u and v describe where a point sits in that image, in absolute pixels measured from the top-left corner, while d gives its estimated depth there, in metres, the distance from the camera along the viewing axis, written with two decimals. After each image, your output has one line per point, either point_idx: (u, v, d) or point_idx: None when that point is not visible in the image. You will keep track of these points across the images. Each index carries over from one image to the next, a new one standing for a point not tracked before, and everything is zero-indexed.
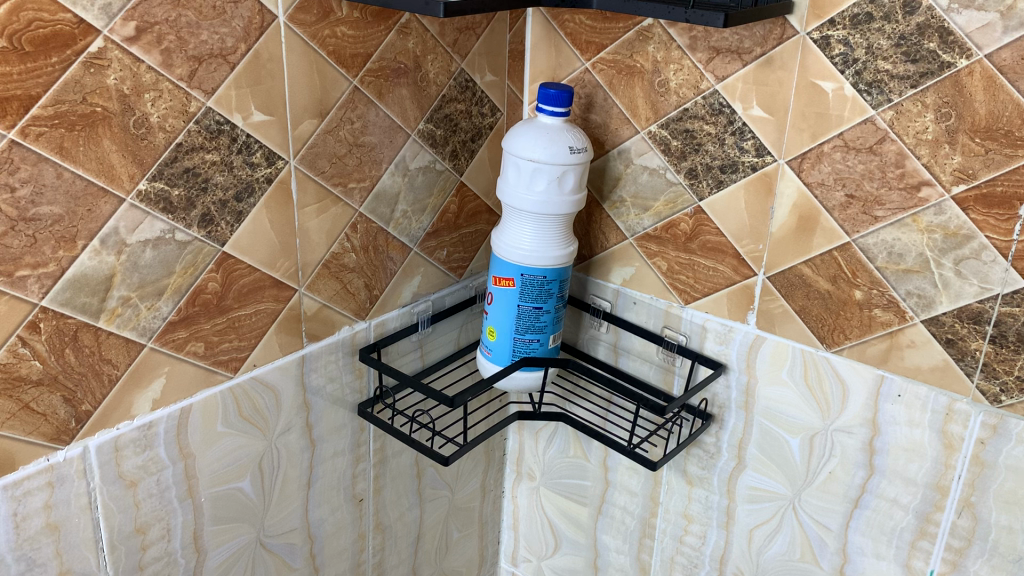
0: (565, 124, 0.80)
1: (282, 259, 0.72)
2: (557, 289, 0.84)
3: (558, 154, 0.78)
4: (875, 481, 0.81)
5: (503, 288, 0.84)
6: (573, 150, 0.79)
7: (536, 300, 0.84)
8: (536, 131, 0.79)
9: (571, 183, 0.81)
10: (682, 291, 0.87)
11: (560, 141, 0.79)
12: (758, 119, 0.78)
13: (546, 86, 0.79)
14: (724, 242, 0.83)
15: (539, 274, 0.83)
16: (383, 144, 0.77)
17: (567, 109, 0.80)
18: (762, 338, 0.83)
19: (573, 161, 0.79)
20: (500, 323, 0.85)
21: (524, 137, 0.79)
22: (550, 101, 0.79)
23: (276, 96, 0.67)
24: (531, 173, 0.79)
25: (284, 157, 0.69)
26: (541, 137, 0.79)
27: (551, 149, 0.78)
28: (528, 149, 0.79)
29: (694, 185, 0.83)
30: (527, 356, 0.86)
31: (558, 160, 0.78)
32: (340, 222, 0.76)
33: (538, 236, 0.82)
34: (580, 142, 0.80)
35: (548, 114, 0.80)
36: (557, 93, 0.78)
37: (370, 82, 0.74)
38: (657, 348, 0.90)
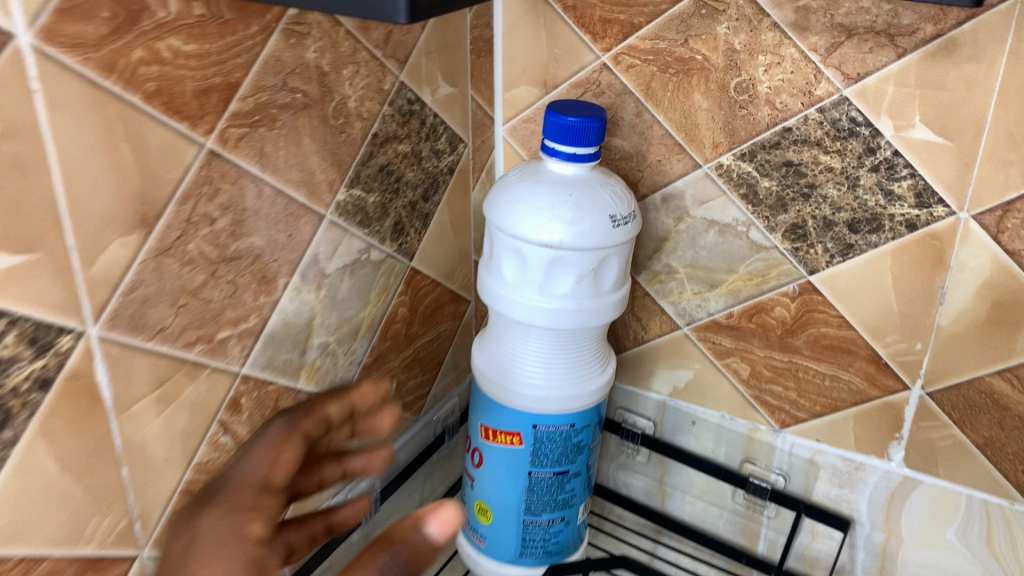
0: (594, 175, 0.46)
1: (99, 515, 0.36)
2: (589, 438, 0.51)
3: (594, 234, 0.44)
4: None
5: (503, 448, 0.50)
6: (619, 220, 0.45)
7: (558, 462, 0.50)
8: (548, 191, 0.45)
9: (609, 274, 0.47)
10: (775, 408, 0.56)
11: (593, 206, 0.44)
12: (923, 147, 0.46)
13: (557, 111, 0.45)
14: (851, 338, 0.51)
15: (562, 423, 0.49)
16: (278, 245, 0.41)
17: (597, 147, 0.45)
18: (913, 481, 0.53)
19: (615, 241, 0.45)
20: (499, 502, 0.52)
21: (527, 202, 0.45)
22: (568, 138, 0.44)
23: (35, 207, 0.30)
24: (548, 265, 0.45)
25: (76, 326, 0.33)
26: (561, 204, 0.44)
27: (582, 225, 0.44)
28: (540, 226, 0.44)
29: (799, 251, 0.51)
30: (544, 545, 0.52)
31: (594, 243, 0.44)
32: (207, 406, 0.40)
33: (557, 364, 0.48)
34: (622, 203, 0.46)
35: (563, 161, 0.45)
36: (581, 124, 0.44)
37: (240, 137, 0.38)
38: (733, 491, 0.59)
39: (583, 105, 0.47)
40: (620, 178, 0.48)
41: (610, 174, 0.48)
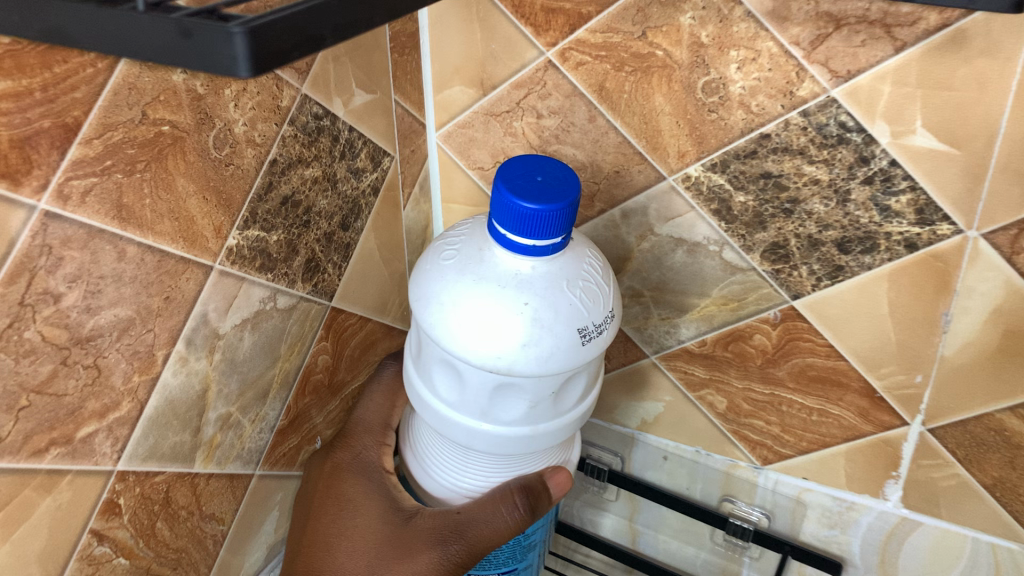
0: (558, 261, 0.36)
1: None
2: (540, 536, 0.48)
3: (556, 362, 0.35)
4: None
5: None
6: (589, 335, 0.36)
7: (504, 562, 0.47)
8: (496, 293, 0.35)
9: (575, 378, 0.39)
10: (755, 444, 0.50)
11: (555, 319, 0.35)
12: (927, 156, 0.38)
13: (510, 191, 0.35)
14: (843, 370, 0.45)
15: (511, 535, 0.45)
16: (154, 312, 0.34)
17: (564, 235, 0.35)
18: (914, 522, 0.47)
19: (583, 358, 0.36)
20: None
21: (467, 307, 0.36)
22: (526, 227, 0.35)
23: None
24: (497, 383, 0.37)
25: None
26: (513, 318, 0.35)
27: (539, 353, 0.35)
28: (484, 346, 0.35)
29: (780, 273, 0.44)
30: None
31: (555, 368, 0.36)
32: (72, 520, 0.33)
33: (510, 466, 0.43)
34: (595, 302, 0.37)
35: (514, 253, 0.36)
36: (541, 213, 0.34)
37: (83, 191, 0.30)
38: (712, 530, 0.53)
39: (550, 168, 0.37)
40: (595, 250, 0.39)
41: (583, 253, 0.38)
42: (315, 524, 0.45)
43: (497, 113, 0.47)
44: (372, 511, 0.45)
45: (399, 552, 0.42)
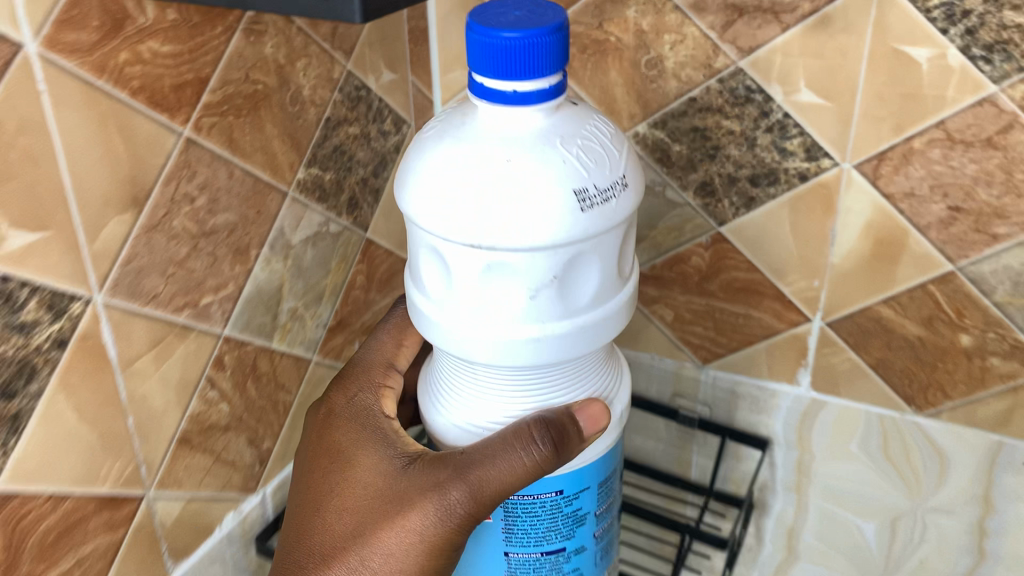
0: (562, 128, 0.41)
1: (108, 461, 0.41)
2: (588, 504, 0.47)
3: (560, 221, 0.38)
4: (987, 569, 0.61)
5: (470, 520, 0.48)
6: (586, 198, 0.39)
7: (551, 537, 0.46)
8: (496, 160, 0.39)
9: (582, 269, 0.42)
10: (698, 348, 0.63)
11: (552, 181, 0.38)
12: (809, 108, 0.53)
13: (492, 28, 0.38)
14: (759, 281, 0.59)
15: (545, 492, 0.45)
16: (249, 220, 0.47)
17: (551, 68, 0.39)
18: (821, 403, 0.61)
19: (585, 224, 0.39)
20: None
21: (474, 180, 0.39)
22: (511, 59, 0.38)
23: (46, 193, 0.36)
24: (493, 261, 0.40)
25: (83, 292, 0.38)
26: (515, 180, 0.38)
27: (538, 213, 0.38)
28: (487, 213, 0.38)
29: (709, 205, 0.58)
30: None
31: (555, 234, 0.38)
32: (197, 364, 0.45)
33: (526, 385, 0.44)
34: (600, 167, 0.40)
35: (516, 93, 0.39)
36: (523, 40, 0.38)
37: (211, 125, 0.43)
38: (668, 423, 0.66)
39: (533, 6, 0.41)
40: (595, 127, 0.42)
41: (586, 119, 0.42)
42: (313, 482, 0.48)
43: None
44: (368, 459, 0.47)
45: (402, 502, 0.44)
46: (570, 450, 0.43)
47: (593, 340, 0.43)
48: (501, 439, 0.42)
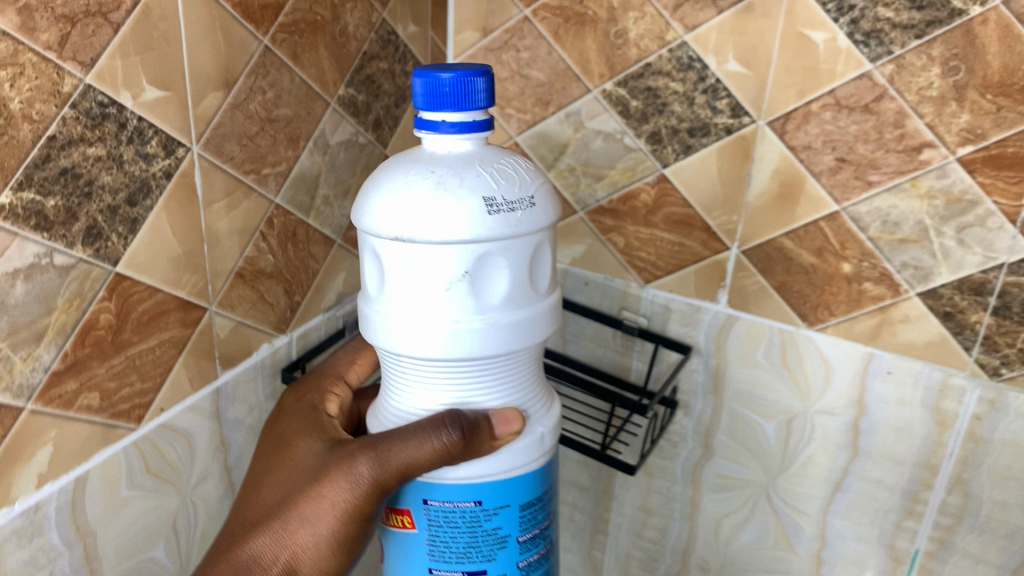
0: (482, 155, 0.50)
1: (188, 274, 0.56)
2: (511, 529, 0.54)
3: (469, 220, 0.46)
4: (859, 463, 0.76)
5: (405, 533, 0.55)
6: (491, 203, 0.47)
7: (473, 550, 0.53)
8: (421, 177, 0.48)
9: (493, 272, 0.50)
10: (642, 270, 0.78)
11: (464, 190, 0.47)
12: (735, 75, 0.68)
13: (435, 70, 0.49)
14: (692, 215, 0.74)
15: (464, 501, 0.53)
16: (301, 117, 0.63)
17: (483, 102, 0.50)
18: (735, 318, 0.76)
19: (490, 226, 0.47)
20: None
21: (401, 193, 0.48)
22: (448, 96, 0.49)
23: (173, 65, 0.51)
24: (416, 262, 0.49)
25: (185, 143, 0.54)
26: (432, 190, 0.47)
27: (449, 216, 0.46)
28: (409, 216, 0.47)
29: (656, 151, 0.73)
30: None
31: (463, 236, 0.47)
32: (254, 218, 0.61)
33: (447, 377, 0.52)
34: (511, 184, 0.49)
35: (452, 123, 0.49)
36: (456, 79, 0.48)
37: (282, 40, 0.59)
38: (614, 332, 0.81)
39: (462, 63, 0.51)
40: (515, 164, 0.51)
41: (507, 156, 0.51)
42: (265, 462, 0.60)
43: (493, 49, 0.77)
44: (305, 445, 0.59)
45: (326, 477, 0.54)
46: (477, 443, 0.51)
47: (508, 340, 0.51)
48: (421, 428, 0.51)
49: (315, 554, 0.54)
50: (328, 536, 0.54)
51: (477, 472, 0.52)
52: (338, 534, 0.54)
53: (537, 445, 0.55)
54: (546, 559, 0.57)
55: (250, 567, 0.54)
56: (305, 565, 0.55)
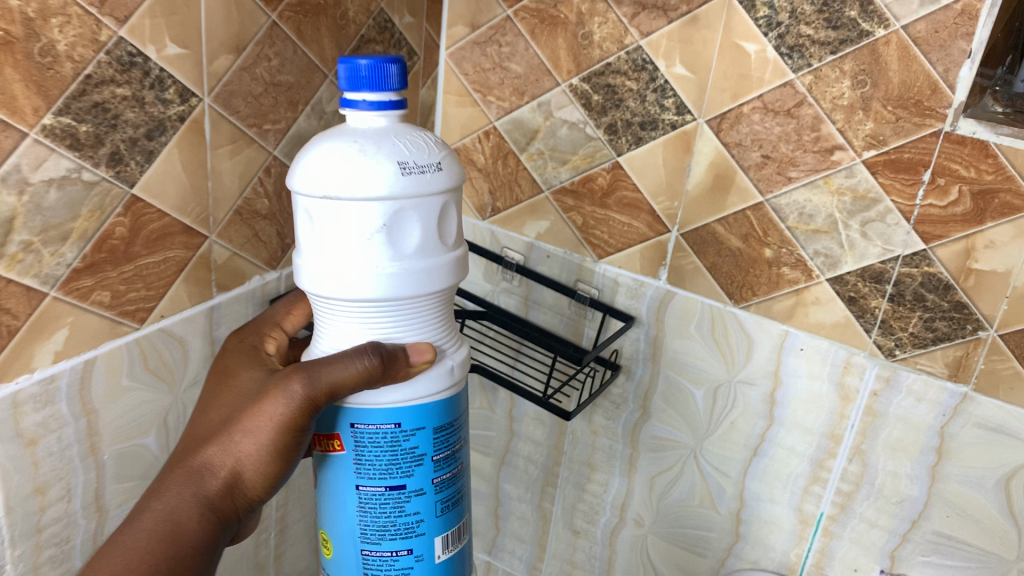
0: (396, 130, 0.61)
1: (193, 204, 0.68)
2: (427, 448, 0.64)
3: (386, 176, 0.57)
4: (775, 430, 0.85)
5: (336, 454, 0.64)
6: (403, 164, 0.58)
7: (395, 467, 0.63)
8: (347, 147, 0.59)
9: (408, 225, 0.60)
10: (596, 247, 0.89)
11: (381, 154, 0.58)
12: (680, 78, 0.78)
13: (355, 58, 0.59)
14: (640, 199, 0.84)
15: (386, 423, 0.62)
16: (301, 85, 0.75)
17: (395, 85, 0.60)
18: (672, 294, 0.86)
19: (404, 182, 0.58)
20: (338, 526, 0.65)
21: (330, 160, 0.58)
22: (367, 81, 0.59)
23: (192, 28, 0.62)
24: (343, 215, 0.59)
25: (198, 94, 0.65)
26: (356, 155, 0.58)
27: (371, 175, 0.57)
28: (338, 176, 0.58)
29: (612, 141, 0.84)
30: (386, 569, 0.65)
31: (382, 189, 0.58)
32: (253, 165, 0.73)
33: (371, 315, 0.62)
34: (420, 152, 0.60)
35: (369, 102, 0.60)
36: (373, 65, 0.59)
37: (289, 17, 0.70)
38: (569, 301, 0.92)
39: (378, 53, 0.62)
40: (421, 138, 0.62)
41: (416, 132, 0.63)
42: (212, 389, 0.69)
43: (479, 42, 0.88)
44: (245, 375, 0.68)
45: (264, 398, 0.63)
46: (395, 368, 0.60)
47: (419, 281, 0.61)
48: (347, 353, 0.60)
49: (258, 460, 0.64)
50: (268, 445, 0.63)
51: (397, 398, 0.61)
52: (277, 444, 0.63)
53: (448, 377, 0.64)
54: (456, 478, 0.67)
55: (201, 473, 0.63)
56: (249, 470, 0.64)
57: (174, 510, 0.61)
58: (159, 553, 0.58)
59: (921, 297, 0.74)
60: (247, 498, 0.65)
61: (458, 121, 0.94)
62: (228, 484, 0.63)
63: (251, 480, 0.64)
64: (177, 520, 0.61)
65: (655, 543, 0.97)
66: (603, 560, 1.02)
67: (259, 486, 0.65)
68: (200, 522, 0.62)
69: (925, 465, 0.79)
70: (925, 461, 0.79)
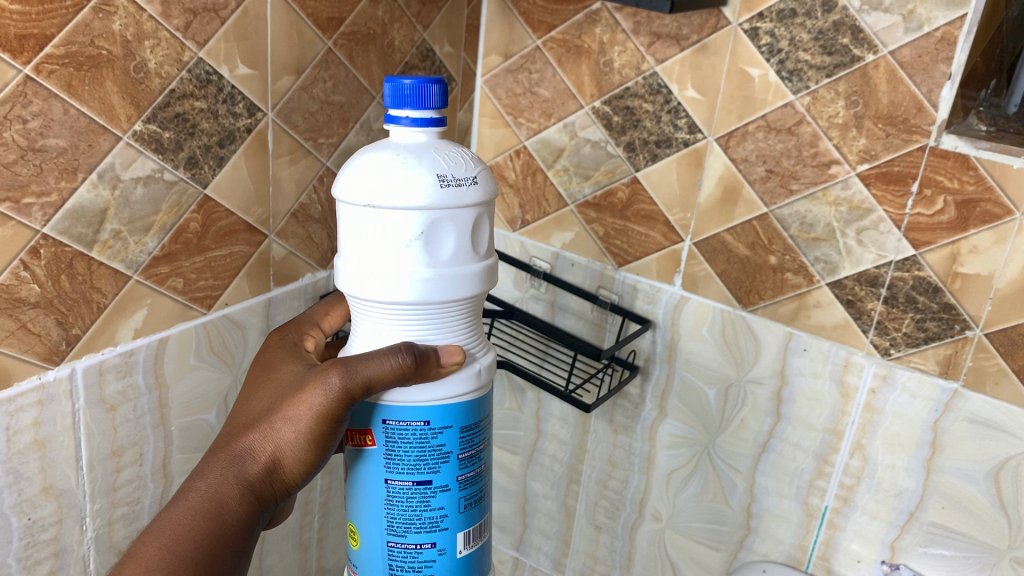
0: (436, 145, 0.62)
1: (255, 205, 0.77)
2: (453, 446, 0.63)
3: (426, 187, 0.59)
4: (781, 427, 0.91)
5: (368, 450, 0.64)
6: (442, 177, 0.59)
7: (422, 462, 0.63)
8: (389, 160, 0.60)
9: (444, 234, 0.61)
10: (616, 255, 0.97)
11: (422, 167, 0.59)
12: (692, 100, 0.86)
13: (399, 77, 0.61)
14: (656, 211, 0.92)
15: (415, 420, 0.62)
16: (352, 105, 0.84)
17: (438, 106, 0.61)
18: (686, 299, 0.93)
19: (443, 194, 0.59)
20: (366, 520, 0.66)
21: (373, 171, 0.60)
22: (410, 97, 0.61)
23: (259, 51, 0.72)
24: (382, 224, 0.60)
25: (263, 109, 0.75)
26: (398, 167, 0.59)
27: (410, 186, 0.59)
28: (380, 186, 0.59)
29: (631, 158, 0.92)
30: (409, 564, 0.65)
31: (422, 198, 0.59)
32: (308, 174, 0.82)
33: (405, 321, 0.62)
34: (458, 167, 0.61)
35: (411, 119, 0.61)
36: (416, 84, 0.60)
37: (342, 44, 0.80)
38: (592, 306, 1.00)
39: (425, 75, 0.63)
40: (463, 153, 0.63)
41: (457, 148, 0.64)
42: (252, 384, 0.70)
43: (512, 70, 0.98)
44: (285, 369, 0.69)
45: (304, 389, 0.63)
46: (427, 368, 0.60)
47: (453, 288, 0.62)
48: (380, 350, 0.60)
49: (295, 447, 0.64)
50: (306, 432, 0.63)
51: (426, 397, 0.61)
52: (314, 432, 0.63)
53: (477, 380, 0.64)
54: (481, 478, 0.67)
55: (242, 457, 0.64)
56: (287, 457, 0.65)
57: (215, 491, 0.62)
58: (204, 529, 0.60)
59: (913, 300, 0.80)
60: (285, 484, 0.66)
61: (492, 141, 1.04)
62: (268, 469, 0.64)
63: (289, 466, 0.65)
64: (219, 500, 0.62)
65: (672, 538, 1.03)
66: (623, 554, 1.09)
67: (297, 472, 0.65)
68: (241, 503, 0.63)
69: (921, 458, 0.84)
70: (920, 454, 0.84)
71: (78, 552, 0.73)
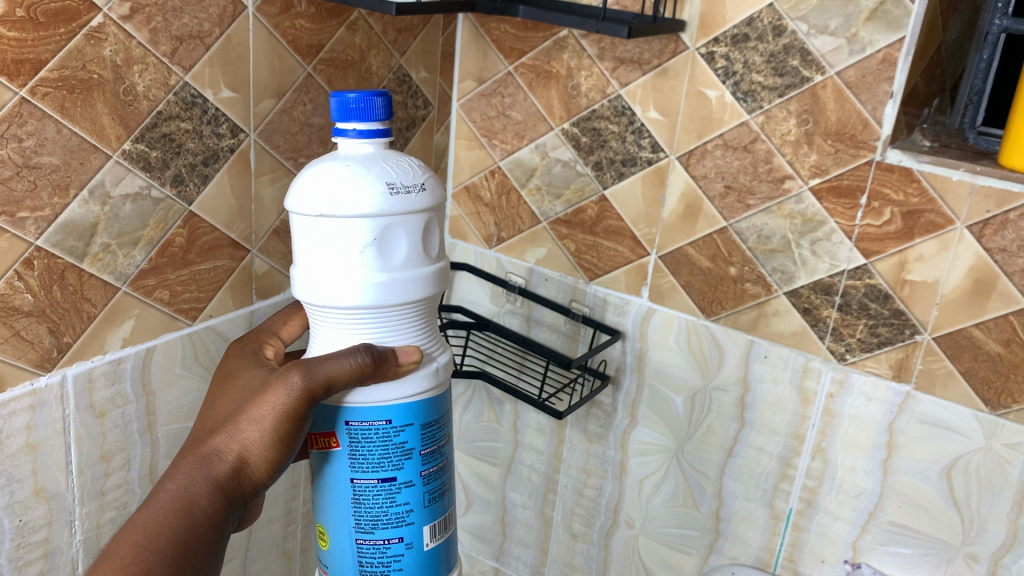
0: (383, 154, 0.67)
1: (238, 222, 0.82)
2: (416, 444, 0.67)
3: (375, 194, 0.63)
4: (746, 432, 0.95)
5: (333, 451, 0.67)
6: (389, 184, 0.64)
7: (385, 459, 0.66)
8: (340, 171, 0.64)
9: (394, 238, 0.65)
10: (587, 270, 1.01)
11: (372, 176, 0.64)
12: (654, 121, 0.91)
13: (344, 92, 0.65)
14: (623, 227, 0.97)
15: (378, 420, 0.65)
16: (330, 126, 0.89)
17: (382, 117, 0.66)
18: (653, 310, 0.97)
19: (392, 201, 0.64)
20: (334, 521, 0.68)
21: (324, 181, 0.64)
22: (355, 110, 0.65)
23: (242, 76, 0.77)
24: (336, 232, 0.64)
25: (245, 130, 0.79)
26: (348, 177, 0.63)
27: (360, 194, 0.63)
28: (332, 196, 0.63)
29: (599, 176, 0.97)
30: (378, 560, 0.68)
31: (372, 205, 0.63)
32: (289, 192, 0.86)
33: (361, 323, 0.66)
34: (406, 175, 0.66)
35: (358, 131, 0.66)
36: (361, 98, 0.65)
37: (322, 70, 0.85)
38: (565, 319, 1.04)
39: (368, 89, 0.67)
40: (408, 161, 0.68)
41: (403, 157, 0.68)
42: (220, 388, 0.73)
43: (485, 94, 1.03)
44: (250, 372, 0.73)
45: (266, 390, 0.65)
46: (386, 366, 0.64)
47: (405, 289, 0.66)
48: (340, 352, 0.63)
49: (262, 445, 0.66)
50: (271, 432, 0.65)
51: (386, 396, 0.65)
52: (278, 431, 0.65)
53: (435, 377, 0.68)
54: (443, 474, 0.70)
55: (210, 458, 0.65)
56: (254, 455, 0.66)
57: (185, 490, 0.64)
58: (174, 527, 0.62)
59: (865, 307, 0.84)
60: (254, 483, 0.67)
61: (467, 162, 1.08)
62: (235, 468, 0.66)
63: (256, 465, 0.67)
64: (189, 499, 0.64)
65: (645, 543, 1.07)
66: (599, 561, 1.12)
67: (264, 471, 0.67)
68: (211, 502, 0.64)
69: (877, 459, 0.88)
70: (877, 456, 0.88)
71: (67, 554, 0.76)
